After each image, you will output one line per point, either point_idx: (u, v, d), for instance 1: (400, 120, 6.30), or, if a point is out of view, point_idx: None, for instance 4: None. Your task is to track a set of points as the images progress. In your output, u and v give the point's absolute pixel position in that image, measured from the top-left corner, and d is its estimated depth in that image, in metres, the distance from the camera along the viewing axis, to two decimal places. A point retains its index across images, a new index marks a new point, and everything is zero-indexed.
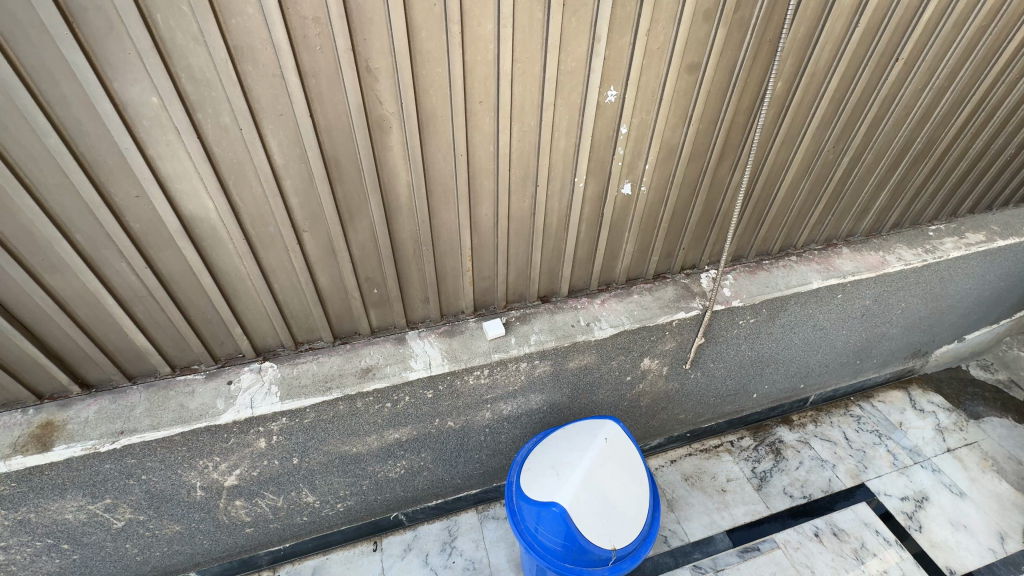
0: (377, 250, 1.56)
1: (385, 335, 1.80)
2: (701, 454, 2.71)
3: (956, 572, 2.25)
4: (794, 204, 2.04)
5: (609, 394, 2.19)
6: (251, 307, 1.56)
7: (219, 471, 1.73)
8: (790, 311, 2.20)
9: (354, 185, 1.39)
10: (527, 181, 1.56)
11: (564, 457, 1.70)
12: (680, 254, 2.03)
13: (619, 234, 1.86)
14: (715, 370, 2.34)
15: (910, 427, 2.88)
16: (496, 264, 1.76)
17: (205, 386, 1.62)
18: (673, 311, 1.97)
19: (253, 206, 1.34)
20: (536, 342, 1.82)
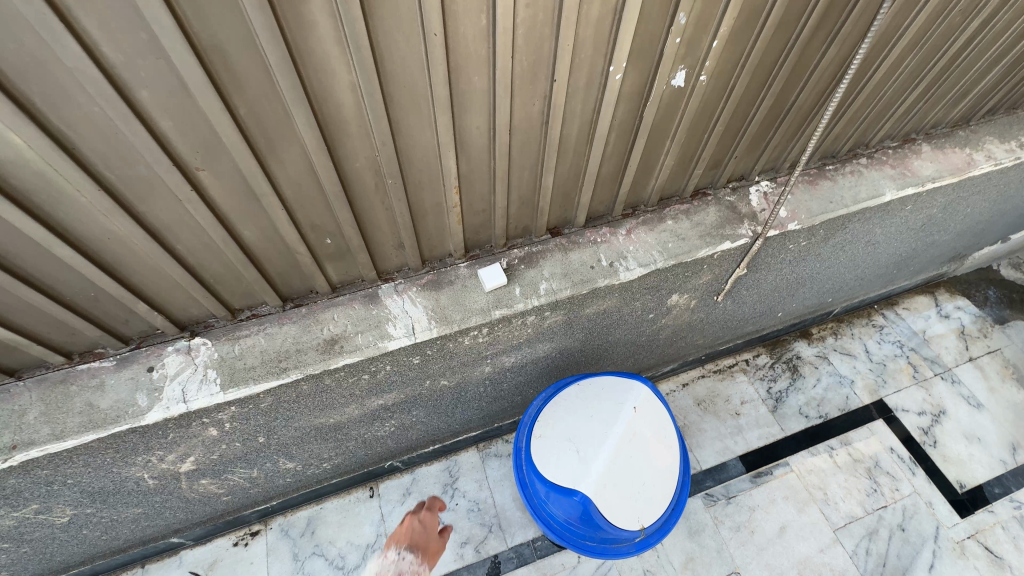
0: (320, 189, 1.06)
1: (350, 293, 1.37)
2: (715, 375, 2.52)
3: (965, 486, 2.23)
4: (887, 89, 1.52)
5: (627, 333, 1.87)
6: (153, 278, 1.10)
7: (169, 462, 1.42)
8: (849, 229, 1.81)
9: (263, 93, 0.85)
10: (538, 74, 1.02)
11: (587, 430, 1.42)
12: (730, 164, 1.55)
13: (658, 144, 1.36)
14: (747, 297, 2.01)
15: (934, 337, 2.70)
16: (492, 194, 1.28)
17: (118, 378, 1.23)
18: (717, 241, 1.56)
19: (98, 137, 0.81)
20: (548, 293, 1.42)
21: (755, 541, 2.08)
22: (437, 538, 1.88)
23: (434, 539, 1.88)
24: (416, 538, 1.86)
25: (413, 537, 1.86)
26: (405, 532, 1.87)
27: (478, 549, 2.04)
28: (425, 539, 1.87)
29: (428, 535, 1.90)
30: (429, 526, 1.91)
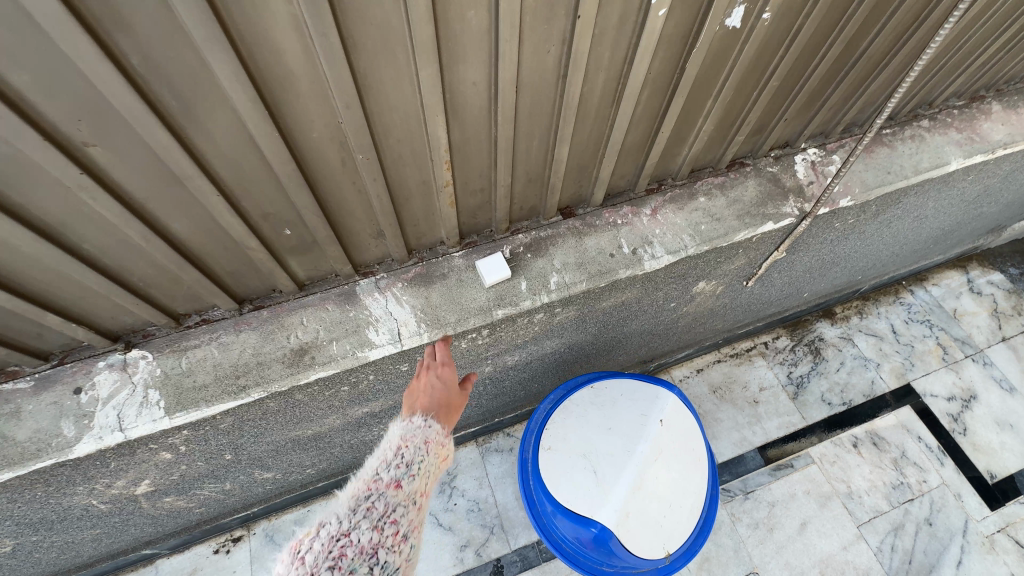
0: (269, 169, 0.81)
1: (321, 291, 1.14)
2: (732, 360, 2.34)
3: (996, 476, 2.10)
4: (972, 35, 1.25)
5: (644, 324, 1.66)
6: (60, 285, 0.86)
7: (119, 487, 1.22)
8: (902, 204, 1.57)
9: (165, 34, 0.59)
10: (556, 10, 0.75)
11: (605, 448, 1.25)
12: (777, 129, 1.29)
13: (697, 104, 1.10)
14: (777, 280, 1.79)
15: (965, 315, 2.51)
16: (493, 170, 1.02)
17: (38, 403, 1.00)
18: (758, 222, 1.32)
19: None
20: (559, 288, 1.19)
21: (774, 538, 1.95)
22: (463, 391, 1.09)
23: (459, 390, 1.08)
24: (436, 409, 1.00)
25: (430, 403, 1.01)
26: (418, 405, 1.01)
27: (479, 552, 1.90)
28: (449, 398, 1.04)
29: (449, 388, 1.07)
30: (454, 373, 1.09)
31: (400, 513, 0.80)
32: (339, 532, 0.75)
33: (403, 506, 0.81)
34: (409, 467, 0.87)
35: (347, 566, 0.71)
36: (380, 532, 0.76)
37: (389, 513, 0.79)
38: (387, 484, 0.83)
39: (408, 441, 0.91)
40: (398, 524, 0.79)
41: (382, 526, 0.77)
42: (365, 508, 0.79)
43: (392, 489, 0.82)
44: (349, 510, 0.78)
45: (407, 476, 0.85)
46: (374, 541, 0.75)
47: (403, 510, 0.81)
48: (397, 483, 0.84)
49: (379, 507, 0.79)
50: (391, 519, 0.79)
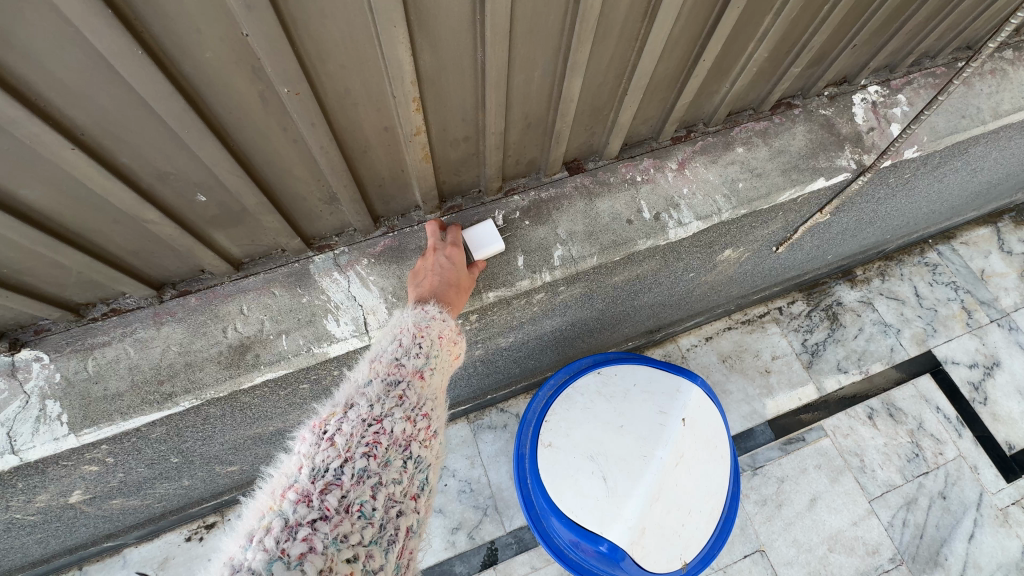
0: (148, 110, 0.55)
1: (265, 271, 0.90)
2: (743, 327, 2.16)
3: (1015, 447, 2.00)
4: None
5: (656, 296, 1.45)
6: None
7: (42, 501, 1.04)
8: (966, 155, 1.33)
9: None
10: None
11: (617, 450, 1.07)
12: (841, 59, 1.02)
13: (751, 21, 0.82)
14: (808, 243, 1.57)
15: (993, 277, 2.33)
16: (480, 111, 0.76)
17: None
18: (806, 179, 1.07)
19: None
20: (564, 263, 0.96)
21: (783, 515, 1.85)
22: (475, 270, 0.89)
23: (471, 269, 0.88)
24: (448, 292, 0.81)
25: (438, 286, 0.82)
26: (427, 290, 0.81)
27: (472, 535, 1.78)
28: (461, 278, 0.84)
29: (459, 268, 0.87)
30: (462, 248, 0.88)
31: (433, 409, 0.67)
32: (372, 415, 0.60)
33: (431, 403, 0.67)
34: (429, 359, 0.71)
35: (384, 456, 0.58)
36: (416, 423, 0.64)
37: (421, 405, 0.66)
38: (409, 372, 0.67)
39: (422, 329, 0.74)
40: (431, 420, 0.66)
41: (418, 417, 0.64)
42: (396, 393, 0.64)
43: (417, 381, 0.67)
44: (381, 390, 0.63)
45: (428, 368, 0.70)
46: (411, 434, 0.62)
47: (434, 406, 0.68)
48: (420, 375, 0.68)
49: (412, 396, 0.65)
50: (424, 411, 0.65)
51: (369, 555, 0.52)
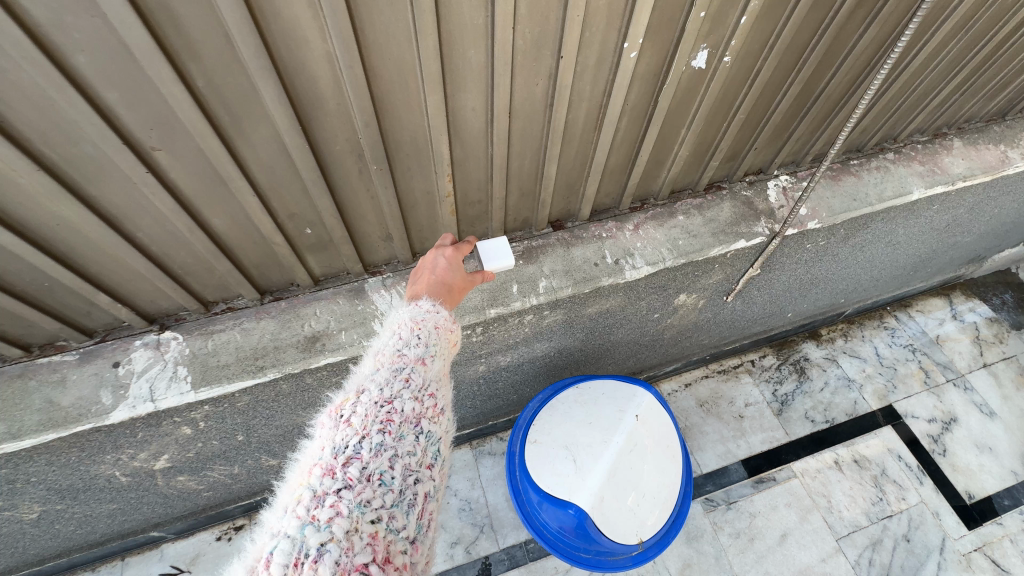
0: (296, 174, 0.96)
1: (334, 287, 1.27)
2: (719, 376, 2.44)
3: (974, 497, 2.16)
4: (922, 81, 1.40)
5: (630, 332, 1.78)
6: (112, 267, 1.01)
7: (141, 460, 1.35)
8: (871, 229, 1.70)
9: (223, 61, 0.74)
10: (543, 50, 0.90)
11: (585, 440, 1.35)
12: (749, 157, 1.44)
13: (672, 132, 1.24)
14: (758, 297, 1.91)
15: (947, 341, 2.60)
16: (489, 183, 1.17)
17: (80, 373, 1.14)
18: (731, 240, 1.45)
19: (34, 111, 0.71)
20: (547, 291, 1.32)
21: (755, 548, 2.01)
22: (470, 276, 1.12)
23: (465, 275, 1.11)
24: (439, 289, 1.04)
25: (432, 283, 1.04)
26: (423, 286, 1.04)
27: (468, 549, 1.97)
28: (452, 280, 1.07)
29: (454, 273, 1.09)
30: (459, 259, 1.12)
31: (434, 389, 0.86)
32: (382, 400, 0.79)
33: (432, 384, 0.86)
34: (427, 348, 0.90)
35: (395, 432, 0.76)
36: (421, 403, 0.82)
37: (424, 385, 0.84)
38: (411, 360, 0.86)
39: (419, 322, 0.94)
40: (435, 400, 0.85)
41: (422, 398, 0.83)
42: (402, 378, 0.83)
43: (418, 366, 0.86)
44: (388, 379, 0.82)
45: (428, 355, 0.89)
46: (417, 412, 0.80)
47: (435, 387, 0.87)
48: (419, 362, 0.87)
49: (416, 379, 0.84)
50: (428, 391, 0.84)
51: (392, 515, 0.69)
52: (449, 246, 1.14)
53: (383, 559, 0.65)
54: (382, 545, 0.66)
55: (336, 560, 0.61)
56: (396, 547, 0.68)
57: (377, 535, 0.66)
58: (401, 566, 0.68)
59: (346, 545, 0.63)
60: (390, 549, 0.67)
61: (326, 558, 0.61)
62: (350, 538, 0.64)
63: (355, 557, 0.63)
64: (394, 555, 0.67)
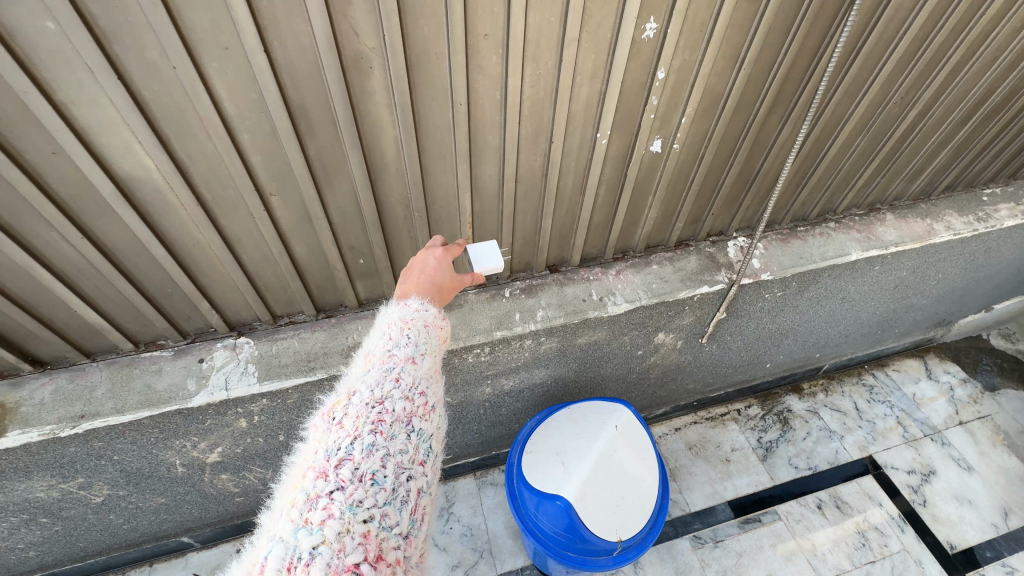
0: (360, 217, 1.33)
1: (374, 309, 1.61)
2: (707, 422, 2.63)
3: (956, 547, 2.24)
4: (842, 166, 1.78)
5: (618, 368, 2.04)
6: (218, 279, 1.36)
7: (200, 450, 1.61)
8: (822, 284, 2.01)
9: (329, 139, 1.13)
10: (540, 137, 1.30)
11: (572, 446, 1.59)
12: (708, 220, 1.80)
13: (642, 198, 1.62)
14: (732, 343, 2.18)
15: (923, 399, 2.78)
16: (500, 231, 1.53)
17: (174, 364, 1.45)
18: (696, 285, 1.77)
19: (206, 166, 1.09)
20: (544, 319, 1.64)
21: None
22: (460, 276, 1.19)
23: (454, 275, 1.18)
24: (429, 288, 1.11)
25: (423, 283, 1.12)
26: (413, 285, 1.11)
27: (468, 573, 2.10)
28: (441, 279, 1.15)
29: (442, 273, 1.18)
30: (448, 260, 1.21)
31: (424, 387, 0.91)
32: (373, 400, 0.83)
33: (422, 382, 0.91)
34: (416, 347, 0.95)
35: (386, 431, 0.81)
36: (411, 402, 0.87)
37: (414, 384, 0.89)
38: (402, 359, 0.91)
39: (409, 323, 0.99)
40: (425, 397, 0.90)
41: (413, 396, 0.88)
42: (393, 378, 0.88)
43: (409, 365, 0.91)
44: (379, 380, 0.87)
45: (417, 355, 0.94)
46: (408, 411, 0.85)
47: (425, 384, 0.92)
48: (409, 361, 0.92)
49: (406, 378, 0.89)
50: (419, 390, 0.89)
51: (384, 513, 0.74)
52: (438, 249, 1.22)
53: (375, 557, 0.70)
54: (374, 544, 0.71)
55: (328, 561, 0.66)
56: (389, 543, 0.73)
57: (369, 534, 0.71)
58: (394, 562, 0.72)
59: (339, 546, 0.68)
60: (382, 546, 0.72)
61: (318, 560, 0.65)
62: (343, 539, 0.68)
63: (347, 557, 0.67)
64: (386, 552, 0.72)
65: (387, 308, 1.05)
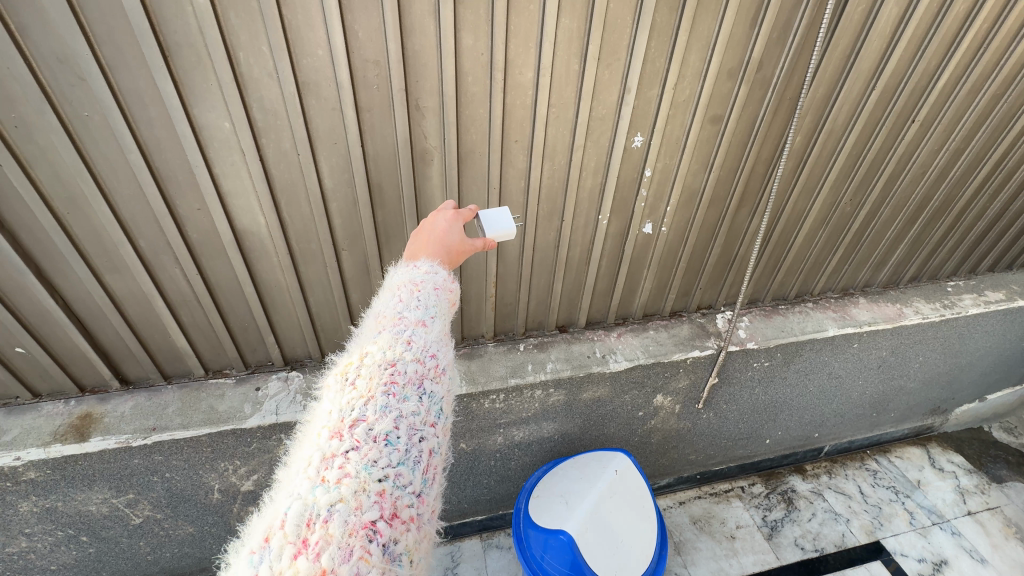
0: None
1: None
2: (711, 498, 2.68)
3: None
4: (810, 253, 2.10)
5: (620, 428, 2.20)
6: (286, 317, 1.66)
7: (238, 475, 1.79)
8: (806, 357, 2.22)
9: (393, 210, 1.49)
10: (553, 216, 1.65)
11: (575, 489, 1.74)
12: (697, 294, 2.09)
13: (638, 271, 1.93)
14: (728, 412, 2.35)
15: (929, 487, 2.80)
16: (518, 291, 1.83)
17: (235, 390, 1.71)
18: (688, 348, 2.01)
19: (300, 224, 1.44)
20: (553, 371, 1.87)
21: None
22: (470, 240, 1.15)
23: (465, 238, 1.14)
24: (438, 250, 1.08)
25: (432, 245, 1.09)
26: (422, 247, 1.08)
27: None
28: (450, 242, 1.11)
29: (453, 235, 1.13)
30: (458, 224, 1.16)
31: (436, 349, 0.88)
32: (385, 362, 0.81)
33: (433, 346, 0.88)
34: (427, 310, 0.93)
35: (399, 393, 0.79)
36: (423, 364, 0.85)
37: (425, 347, 0.87)
38: (413, 322, 0.89)
39: (419, 286, 0.96)
40: (437, 360, 0.88)
41: (424, 359, 0.85)
42: (404, 341, 0.85)
43: (420, 328, 0.89)
44: (391, 342, 0.85)
45: (428, 317, 0.92)
46: (420, 373, 0.83)
47: (437, 347, 0.89)
48: (420, 324, 0.89)
49: (418, 341, 0.87)
50: (431, 353, 0.87)
51: (398, 473, 0.73)
52: (449, 214, 1.19)
53: (391, 515, 0.70)
54: (390, 502, 0.71)
55: (346, 518, 0.66)
56: (403, 501, 0.72)
57: (384, 493, 0.71)
58: (408, 520, 0.72)
59: (355, 503, 0.68)
60: (397, 505, 0.71)
61: (337, 517, 0.66)
62: (359, 497, 0.69)
63: (364, 514, 0.68)
64: (401, 510, 0.72)
65: (397, 270, 1.03)
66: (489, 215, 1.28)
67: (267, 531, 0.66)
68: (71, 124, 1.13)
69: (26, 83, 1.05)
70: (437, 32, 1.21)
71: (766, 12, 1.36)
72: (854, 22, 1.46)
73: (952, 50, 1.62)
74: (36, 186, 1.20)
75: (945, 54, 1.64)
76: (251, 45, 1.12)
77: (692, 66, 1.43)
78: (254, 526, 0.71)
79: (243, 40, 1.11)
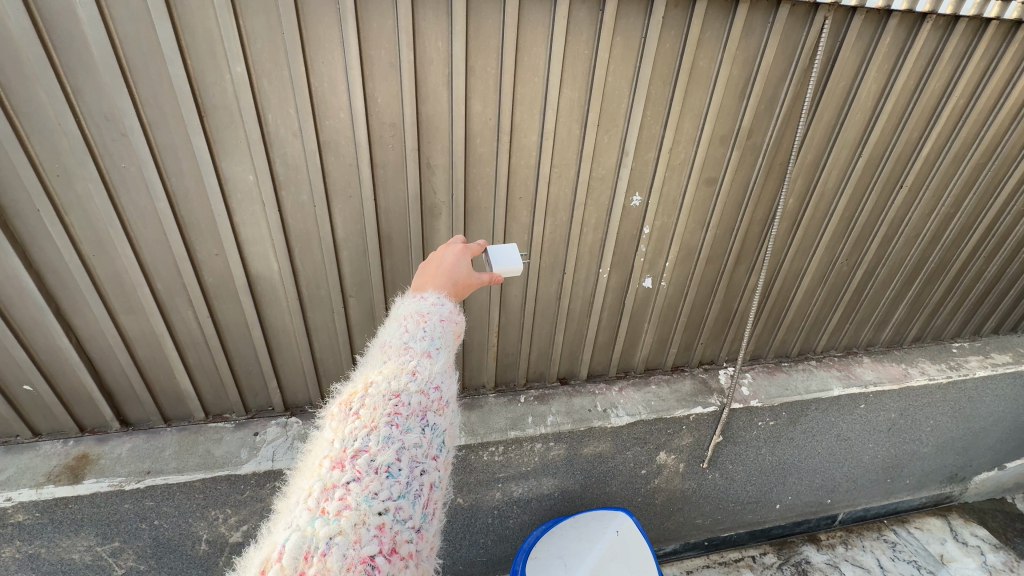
0: None
1: None
2: (720, 567, 2.53)
3: None
4: (810, 310, 2.12)
5: (623, 487, 2.13)
6: (291, 362, 1.68)
7: (228, 525, 1.74)
8: (812, 417, 2.18)
9: (401, 259, 1.55)
10: (555, 269, 1.70)
11: (575, 550, 1.71)
12: (699, 348, 2.10)
13: (639, 324, 1.95)
14: (735, 473, 2.27)
15: (953, 561, 2.62)
16: (520, 341, 1.86)
17: (233, 435, 1.70)
18: (690, 405, 1.99)
19: (311, 270, 1.50)
20: (553, 424, 1.85)
21: None
22: (477, 273, 1.19)
23: (472, 272, 1.18)
24: (445, 282, 1.12)
25: (442, 277, 1.13)
26: (429, 279, 1.12)
27: None
28: (458, 275, 1.15)
29: (461, 268, 1.18)
30: (466, 258, 1.21)
31: (440, 381, 0.90)
32: (390, 392, 0.83)
33: (437, 377, 0.90)
34: (432, 340, 0.96)
35: (402, 424, 0.80)
36: (427, 396, 0.86)
37: (430, 378, 0.89)
38: (418, 352, 0.92)
39: (426, 316, 1.00)
40: (441, 392, 0.89)
41: (428, 390, 0.87)
42: (409, 371, 0.87)
43: (425, 358, 0.91)
44: (395, 372, 0.87)
45: (433, 347, 0.94)
46: (423, 405, 0.84)
47: (441, 379, 0.91)
48: (426, 355, 0.92)
49: (423, 372, 0.89)
50: (435, 384, 0.88)
51: (398, 506, 0.73)
52: (458, 247, 1.24)
53: (390, 550, 0.69)
54: (389, 537, 0.70)
55: (344, 552, 0.66)
56: (402, 536, 0.71)
57: (383, 527, 0.70)
58: (408, 556, 0.71)
59: (354, 537, 0.67)
60: (396, 540, 0.71)
61: (334, 551, 0.65)
62: (358, 531, 0.68)
63: (362, 549, 0.67)
64: (400, 546, 0.71)
65: (405, 301, 1.06)
66: (497, 251, 1.33)
67: (264, 564, 0.65)
68: (108, 174, 1.22)
69: (73, 137, 1.15)
70: (449, 100, 1.32)
71: (752, 86, 1.47)
72: (836, 97, 1.58)
73: (932, 122, 1.72)
74: (68, 230, 1.27)
75: (925, 126, 1.74)
76: (280, 108, 1.23)
77: (686, 132, 1.53)
78: (249, 559, 0.71)
79: (273, 104, 1.22)
